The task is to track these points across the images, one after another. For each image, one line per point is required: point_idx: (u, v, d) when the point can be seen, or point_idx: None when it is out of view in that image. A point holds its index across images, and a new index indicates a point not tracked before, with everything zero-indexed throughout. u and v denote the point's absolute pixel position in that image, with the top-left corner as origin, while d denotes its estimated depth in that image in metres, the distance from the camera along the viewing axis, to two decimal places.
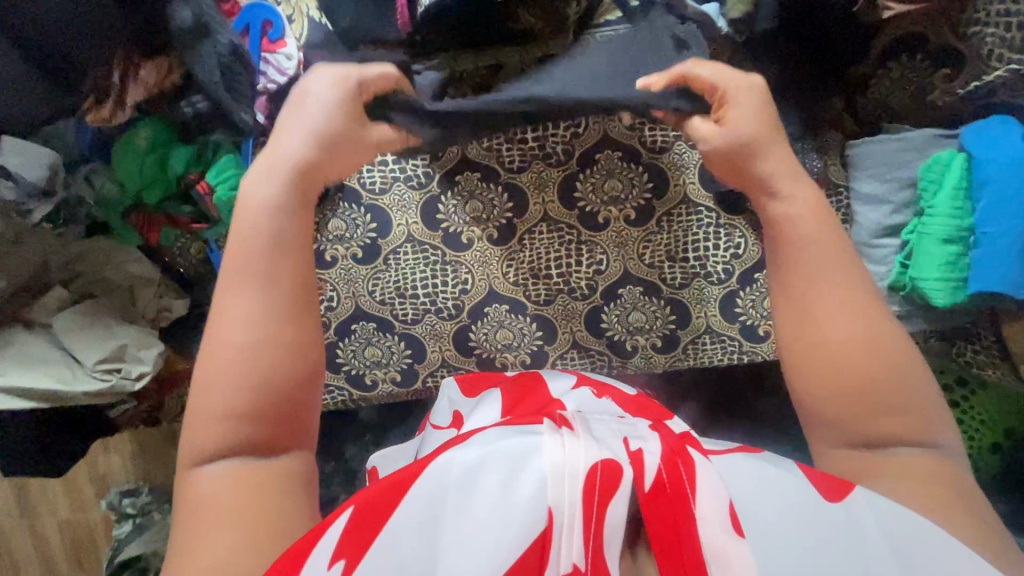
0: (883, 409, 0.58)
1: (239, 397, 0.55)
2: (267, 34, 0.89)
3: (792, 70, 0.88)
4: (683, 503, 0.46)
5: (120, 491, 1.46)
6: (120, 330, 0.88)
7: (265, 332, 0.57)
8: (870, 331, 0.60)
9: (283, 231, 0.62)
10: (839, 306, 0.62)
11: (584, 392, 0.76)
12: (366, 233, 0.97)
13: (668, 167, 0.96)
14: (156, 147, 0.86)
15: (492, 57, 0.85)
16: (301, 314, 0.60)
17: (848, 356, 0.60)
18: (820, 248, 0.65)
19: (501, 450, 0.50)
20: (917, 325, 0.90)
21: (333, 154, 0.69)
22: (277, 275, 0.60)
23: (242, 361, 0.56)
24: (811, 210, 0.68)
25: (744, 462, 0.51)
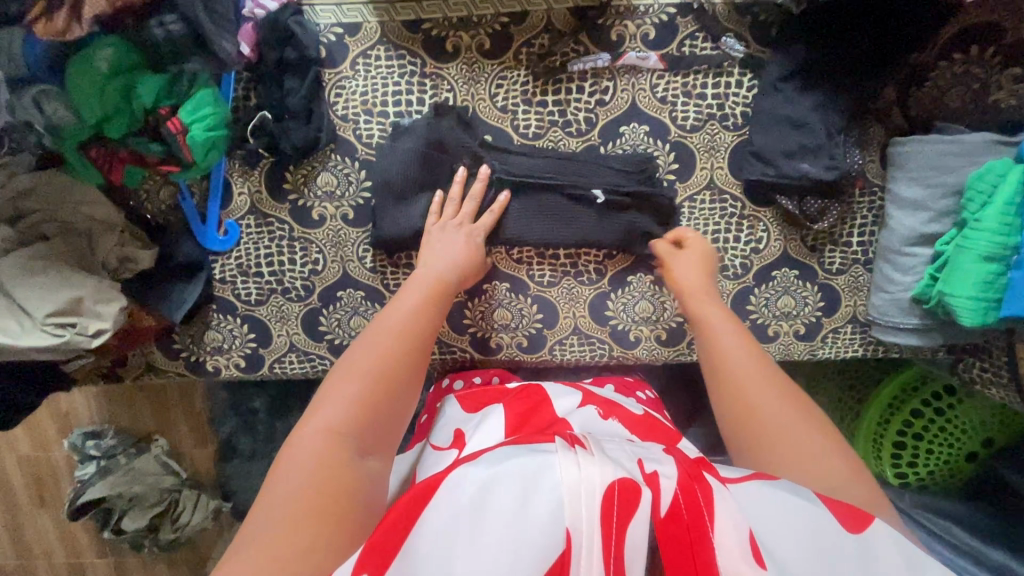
0: (808, 467, 0.59)
1: (360, 398, 0.62)
2: None
3: (844, 51, 0.80)
4: (701, 533, 0.44)
5: (83, 432, 1.39)
6: (77, 280, 0.78)
7: (394, 364, 0.66)
8: (778, 380, 0.67)
9: (425, 300, 0.74)
10: (746, 358, 0.69)
11: (590, 411, 0.79)
12: (359, 192, 0.87)
13: (697, 149, 0.87)
14: (119, 70, 0.73)
15: (517, 5, 0.81)
16: (422, 354, 0.70)
17: (768, 420, 0.63)
18: (717, 333, 0.72)
19: (517, 469, 0.47)
20: (932, 339, 0.87)
21: (446, 256, 0.79)
22: (415, 335, 0.70)
23: (375, 369, 0.65)
24: (720, 307, 0.76)
25: (764, 495, 0.49)
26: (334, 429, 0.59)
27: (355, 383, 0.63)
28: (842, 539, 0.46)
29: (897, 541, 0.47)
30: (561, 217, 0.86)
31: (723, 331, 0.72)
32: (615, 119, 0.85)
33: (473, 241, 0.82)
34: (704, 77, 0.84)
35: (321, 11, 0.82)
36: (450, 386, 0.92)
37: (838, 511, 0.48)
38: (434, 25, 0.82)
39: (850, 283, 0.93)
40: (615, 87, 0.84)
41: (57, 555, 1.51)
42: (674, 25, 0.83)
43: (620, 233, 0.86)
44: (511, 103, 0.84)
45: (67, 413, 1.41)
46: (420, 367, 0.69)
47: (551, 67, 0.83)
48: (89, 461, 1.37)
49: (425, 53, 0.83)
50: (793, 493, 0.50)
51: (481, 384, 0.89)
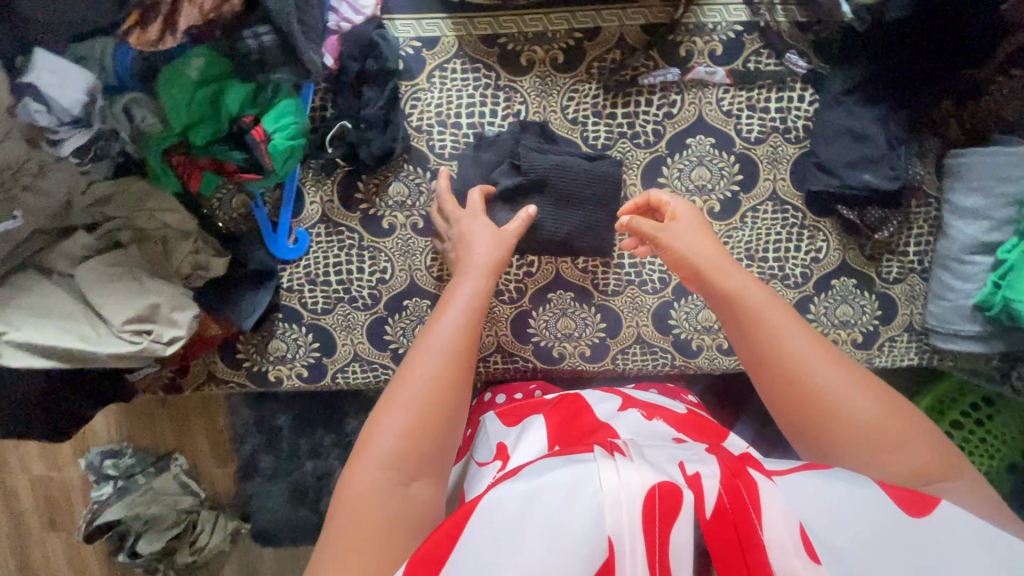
0: (892, 444, 0.54)
1: (411, 421, 0.56)
2: None
3: (906, 68, 0.83)
4: (749, 528, 0.42)
5: (102, 451, 1.31)
6: (153, 288, 0.78)
7: (441, 392, 0.59)
8: (827, 349, 0.59)
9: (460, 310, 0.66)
10: (792, 332, 0.60)
11: (634, 414, 0.74)
12: (430, 202, 0.88)
13: (761, 160, 0.89)
14: (209, 81, 0.74)
15: (591, 21, 0.84)
16: (470, 361, 0.63)
17: (855, 411, 0.55)
18: (767, 313, 0.62)
19: (555, 480, 0.46)
20: (992, 346, 0.88)
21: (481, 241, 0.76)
22: (457, 355, 0.62)
23: (425, 394, 0.58)
24: (746, 279, 0.66)
25: (816, 485, 0.46)
26: (389, 460, 0.54)
27: (403, 411, 0.56)
28: (905, 531, 0.43)
29: (965, 531, 0.43)
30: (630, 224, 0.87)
31: (778, 310, 0.62)
32: (682, 131, 0.88)
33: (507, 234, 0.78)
34: (768, 91, 0.87)
35: (400, 26, 0.84)
36: (492, 400, 0.89)
37: (896, 494, 0.45)
38: (510, 39, 0.84)
39: (906, 292, 0.95)
40: (683, 100, 0.87)
41: None
42: (740, 42, 0.86)
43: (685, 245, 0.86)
44: (581, 116, 0.87)
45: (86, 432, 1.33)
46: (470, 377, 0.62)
47: (622, 80, 0.86)
48: (107, 481, 1.30)
49: (500, 66, 0.85)
50: (845, 479, 0.47)
51: (518, 399, 0.86)
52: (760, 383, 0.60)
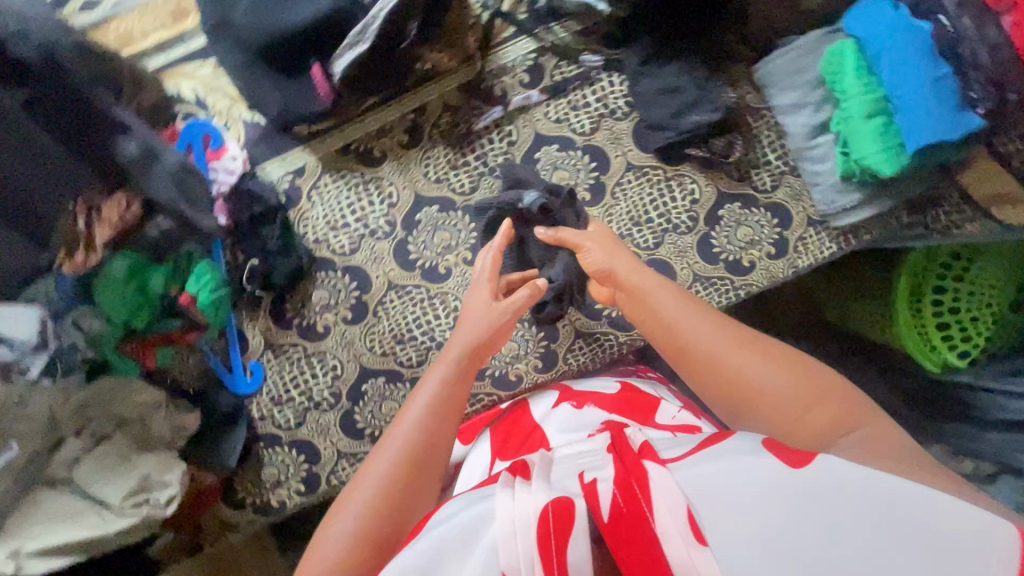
0: (801, 408, 0.61)
1: (369, 511, 0.64)
2: (208, 143, 0.96)
3: (677, 25, 0.97)
4: (644, 525, 0.45)
5: None
6: (141, 461, 0.89)
7: (399, 488, 0.66)
8: (738, 335, 0.69)
9: (438, 412, 0.73)
10: (705, 326, 0.71)
11: (565, 408, 0.84)
12: (349, 295, 1.00)
13: (604, 144, 1.01)
14: (135, 274, 0.88)
15: (416, 102, 0.99)
16: (425, 459, 0.69)
17: (766, 385, 0.63)
18: (695, 331, 0.71)
19: (461, 524, 0.52)
20: (881, 203, 0.94)
21: (493, 336, 0.83)
22: (429, 457, 0.70)
23: (388, 483, 0.66)
24: (674, 302, 0.75)
25: (703, 470, 0.50)
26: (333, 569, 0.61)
27: (367, 493, 0.65)
28: (785, 487, 0.47)
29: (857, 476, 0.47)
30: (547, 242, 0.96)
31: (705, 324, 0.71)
32: (528, 151, 1.00)
33: (500, 314, 0.85)
34: (581, 90, 1.00)
35: (272, 169, 0.99)
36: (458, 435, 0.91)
37: (780, 455, 0.50)
38: (359, 143, 1.00)
39: (790, 193, 1.01)
40: (516, 127, 1.00)
41: None
42: (539, 65, 1.00)
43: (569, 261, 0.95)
44: (442, 174, 1.00)
45: None
46: (423, 475, 0.68)
47: (461, 133, 1.00)
48: None
49: (361, 166, 1.00)
50: (747, 453, 0.51)
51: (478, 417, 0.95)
52: (686, 373, 0.71)
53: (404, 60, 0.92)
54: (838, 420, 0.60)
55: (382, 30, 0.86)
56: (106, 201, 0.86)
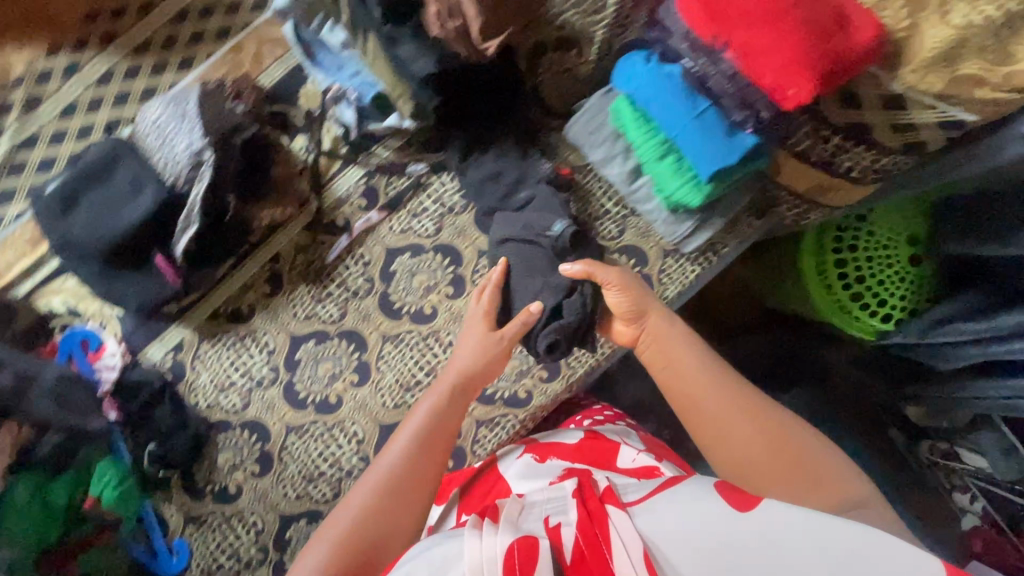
0: (758, 451, 0.81)
1: (362, 509, 0.81)
2: (87, 347, 1.02)
3: (478, 118, 1.03)
4: (603, 561, 0.62)
5: None
6: None
7: (387, 497, 0.82)
8: (734, 390, 0.86)
9: (423, 443, 0.87)
10: (704, 376, 0.88)
11: (529, 460, 0.93)
12: (252, 449, 1.03)
13: (451, 239, 1.06)
14: (36, 494, 0.91)
15: (268, 253, 1.04)
16: (415, 472, 0.85)
17: (742, 430, 0.83)
18: (713, 396, 0.86)
19: (439, 555, 0.63)
20: (716, 224, 0.98)
21: (480, 370, 0.94)
22: (414, 482, 0.84)
23: (371, 506, 0.81)
24: (694, 359, 0.89)
25: (664, 513, 0.65)
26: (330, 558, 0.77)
27: (363, 495, 0.82)
28: (734, 524, 0.61)
29: (794, 516, 0.59)
30: (536, 285, 0.96)
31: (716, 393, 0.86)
32: (383, 266, 1.05)
33: (488, 343, 0.94)
34: (416, 198, 1.06)
35: (153, 352, 1.04)
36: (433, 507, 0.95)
37: (731, 499, 0.63)
38: (227, 304, 1.05)
39: (637, 233, 1.06)
40: (367, 248, 1.05)
41: None
42: (372, 186, 1.06)
43: (579, 294, 0.94)
44: (310, 311, 1.05)
45: None
46: (414, 483, 0.84)
47: (318, 268, 1.05)
48: None
49: (235, 324, 1.05)
50: (705, 493, 0.65)
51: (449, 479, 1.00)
52: (676, 406, 0.89)
53: (240, 224, 0.98)
54: (788, 464, 0.80)
55: (204, 208, 0.92)
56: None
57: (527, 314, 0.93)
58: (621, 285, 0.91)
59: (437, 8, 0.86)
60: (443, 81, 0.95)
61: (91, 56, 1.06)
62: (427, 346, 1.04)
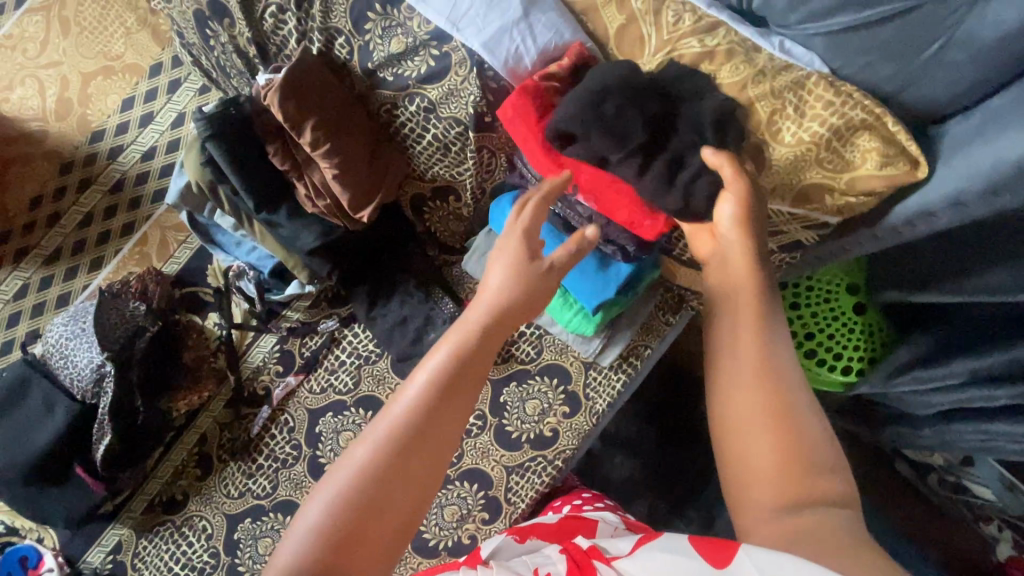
0: (775, 416, 0.57)
1: (347, 500, 0.54)
2: (27, 561, 1.05)
3: (377, 271, 1.06)
4: None
5: None
6: None
7: (377, 485, 0.55)
8: (776, 336, 0.63)
9: (444, 398, 0.59)
10: (762, 304, 0.65)
11: (511, 539, 0.81)
12: None
13: (371, 389, 1.04)
14: None
15: (196, 433, 1.08)
16: (426, 445, 0.58)
17: (776, 380, 0.59)
18: (731, 332, 0.65)
19: None
20: (623, 336, 0.98)
21: (526, 301, 0.67)
22: (428, 437, 0.58)
23: (372, 471, 0.55)
24: (757, 280, 0.67)
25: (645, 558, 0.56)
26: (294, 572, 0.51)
27: (347, 477, 0.55)
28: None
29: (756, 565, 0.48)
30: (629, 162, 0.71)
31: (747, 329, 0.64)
32: (308, 428, 1.04)
33: (532, 276, 0.68)
34: (332, 353, 1.06)
35: (94, 556, 1.04)
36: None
37: (708, 551, 0.53)
38: (160, 494, 1.05)
39: (555, 350, 1.04)
40: (290, 413, 1.05)
41: None
42: (288, 350, 1.08)
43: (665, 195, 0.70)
44: (242, 487, 1.03)
45: None
46: (422, 464, 0.57)
47: (245, 442, 1.05)
48: None
49: (171, 514, 1.04)
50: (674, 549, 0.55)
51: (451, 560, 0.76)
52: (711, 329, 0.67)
53: (157, 417, 1.01)
54: (809, 441, 0.56)
55: (113, 413, 0.95)
56: None
57: (581, 237, 0.69)
58: (743, 197, 0.67)
59: (305, 189, 0.91)
60: (332, 252, 0.99)
61: (10, 273, 1.13)
62: None
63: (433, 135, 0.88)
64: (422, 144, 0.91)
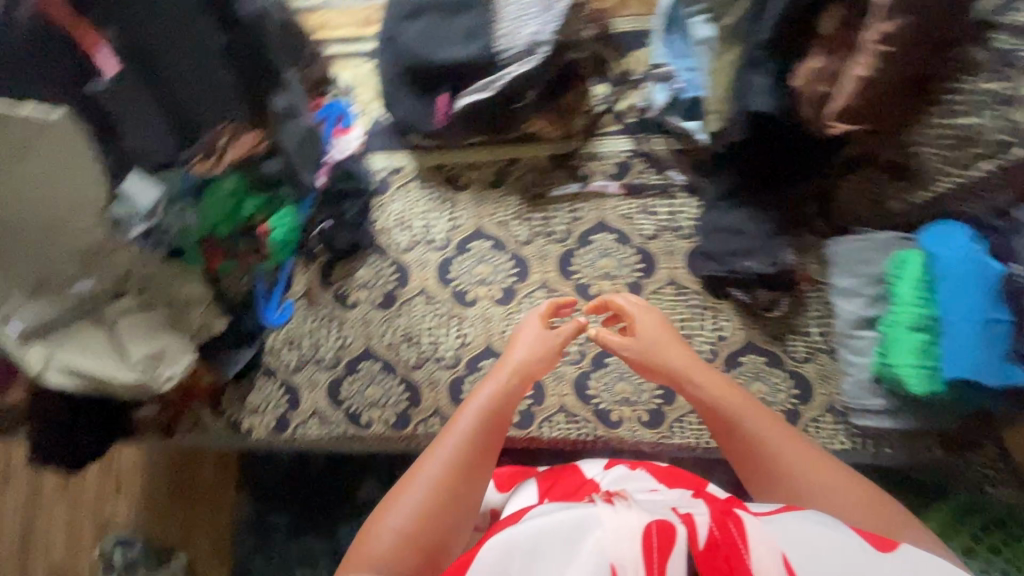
0: (815, 490, 0.64)
1: (425, 499, 0.66)
2: (340, 122, 1.14)
3: (764, 177, 0.98)
4: (738, 559, 0.48)
5: (114, 537, 1.21)
6: (162, 336, 0.91)
7: (449, 485, 0.67)
8: (780, 429, 0.71)
9: (485, 419, 0.75)
10: (750, 412, 0.73)
11: (619, 468, 0.81)
12: (387, 282, 1.12)
13: (658, 252, 1.06)
14: (233, 193, 0.89)
15: (511, 154, 1.12)
16: (474, 450, 0.71)
17: (801, 470, 0.66)
18: (748, 437, 0.71)
19: (557, 520, 0.52)
20: (903, 420, 0.91)
21: (541, 361, 0.87)
22: (477, 464, 0.70)
23: (443, 473, 0.68)
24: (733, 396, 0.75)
25: (798, 522, 0.52)
26: (400, 533, 0.63)
27: (428, 475, 0.68)
28: (876, 558, 0.49)
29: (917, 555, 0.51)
30: None
31: (738, 424, 0.72)
32: (588, 229, 1.08)
33: (551, 337, 0.90)
34: (656, 199, 1.08)
35: (376, 160, 1.16)
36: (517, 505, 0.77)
37: (864, 535, 0.52)
38: (453, 167, 1.14)
39: (819, 371, 1.00)
40: (586, 207, 1.09)
41: None
42: (629, 164, 1.09)
43: None
44: (506, 219, 1.11)
45: (90, 516, 1.23)
46: (477, 472, 0.70)
47: (538, 195, 1.11)
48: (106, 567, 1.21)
49: (447, 186, 1.13)
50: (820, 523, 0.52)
51: (558, 470, 0.82)
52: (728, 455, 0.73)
53: (515, 117, 1.05)
54: (855, 500, 0.62)
55: (505, 88, 0.99)
56: (245, 134, 0.83)
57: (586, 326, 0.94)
58: None
59: None
60: (761, 129, 0.92)
61: None
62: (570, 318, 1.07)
63: (971, 123, 0.80)
64: (941, 122, 0.84)
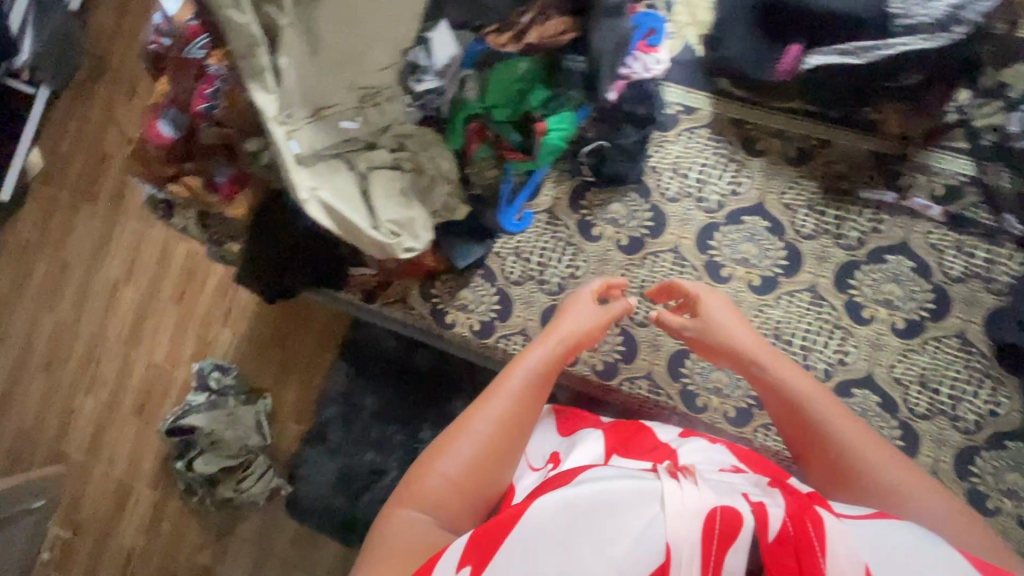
0: (907, 503, 0.63)
1: (468, 456, 0.68)
2: (648, 37, 1.00)
3: None
4: (812, 559, 0.48)
5: (215, 362, 1.35)
6: (415, 206, 0.94)
7: (491, 443, 0.69)
8: (870, 443, 0.69)
9: (529, 384, 0.75)
10: (847, 425, 0.70)
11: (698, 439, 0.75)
12: (640, 226, 1.03)
13: (957, 298, 0.94)
14: (525, 80, 0.94)
15: (828, 134, 0.98)
16: (517, 415, 0.72)
17: (891, 480, 0.65)
18: (838, 441, 0.69)
19: (624, 490, 0.54)
20: None
21: (589, 336, 0.86)
22: (517, 426, 0.71)
23: (486, 434, 0.69)
24: (832, 409, 0.72)
25: (880, 527, 0.52)
26: (448, 485, 0.66)
27: (475, 433, 0.69)
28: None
29: None
30: None
31: (828, 437, 0.70)
32: (885, 247, 0.96)
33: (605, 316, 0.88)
34: (977, 241, 0.94)
35: (670, 93, 1.03)
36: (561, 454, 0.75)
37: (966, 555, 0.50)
38: (756, 127, 1.01)
39: None
40: (892, 221, 0.96)
41: (114, 469, 1.41)
42: (962, 190, 0.94)
43: None
44: (795, 204, 0.99)
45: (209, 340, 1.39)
46: (514, 436, 0.71)
47: (840, 188, 0.98)
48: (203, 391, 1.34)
49: (740, 146, 1.01)
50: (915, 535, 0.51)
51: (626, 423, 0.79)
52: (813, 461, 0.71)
53: (866, 95, 0.92)
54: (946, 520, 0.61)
55: (879, 62, 0.86)
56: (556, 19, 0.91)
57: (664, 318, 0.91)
58: None
59: None
60: None
61: None
62: (827, 330, 0.97)
63: None
64: None
